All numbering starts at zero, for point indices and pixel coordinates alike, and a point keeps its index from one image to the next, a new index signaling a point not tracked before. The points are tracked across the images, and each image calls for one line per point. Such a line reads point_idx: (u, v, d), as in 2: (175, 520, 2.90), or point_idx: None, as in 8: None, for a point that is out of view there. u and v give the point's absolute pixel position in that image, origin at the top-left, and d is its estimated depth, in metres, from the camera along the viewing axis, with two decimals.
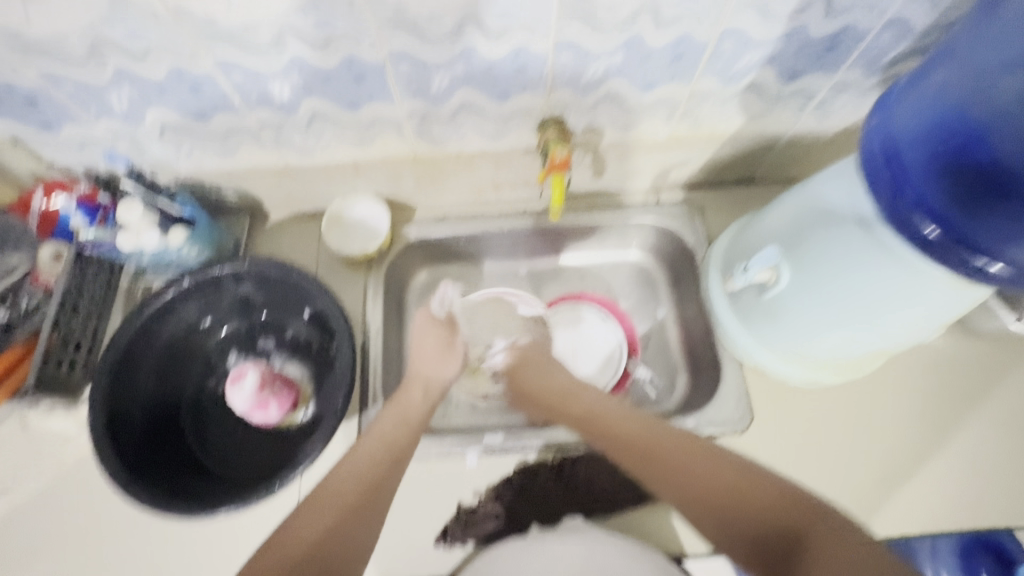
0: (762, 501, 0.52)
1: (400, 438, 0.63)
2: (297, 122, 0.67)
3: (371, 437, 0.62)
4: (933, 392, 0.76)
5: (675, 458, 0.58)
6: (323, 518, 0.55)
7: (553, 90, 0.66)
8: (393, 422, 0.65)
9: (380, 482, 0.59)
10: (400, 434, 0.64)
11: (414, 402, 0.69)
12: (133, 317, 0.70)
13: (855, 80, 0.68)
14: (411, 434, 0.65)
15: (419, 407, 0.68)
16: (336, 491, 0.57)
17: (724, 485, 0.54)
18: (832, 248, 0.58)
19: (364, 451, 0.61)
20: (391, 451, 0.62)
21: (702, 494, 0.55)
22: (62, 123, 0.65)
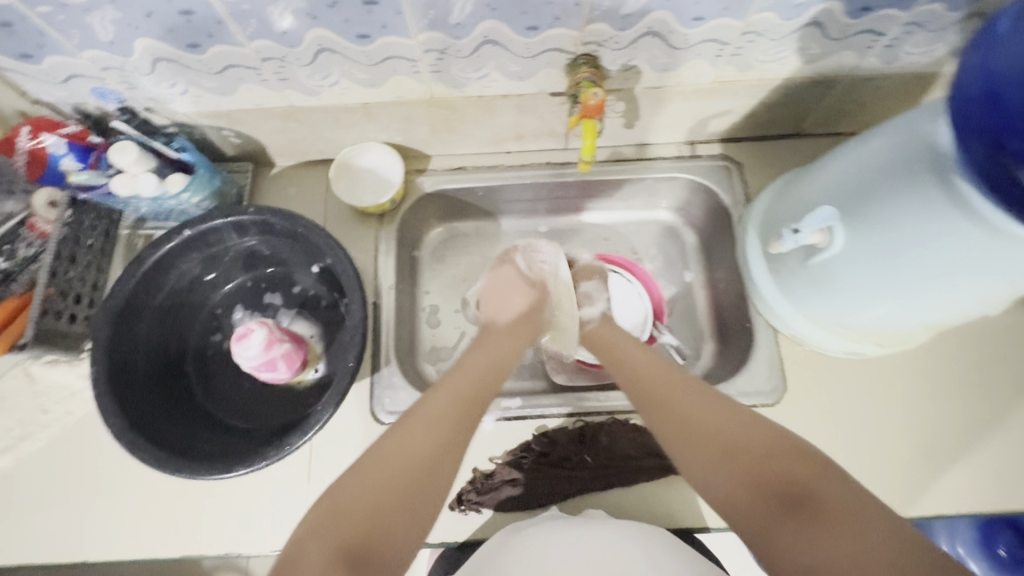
0: (771, 456, 0.46)
1: (488, 379, 0.58)
2: (300, 57, 0.60)
3: (443, 397, 0.54)
4: (981, 365, 0.72)
5: (688, 397, 0.53)
6: (416, 452, 0.49)
7: (589, 23, 0.57)
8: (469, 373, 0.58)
9: (465, 421, 0.54)
10: (470, 398, 0.55)
11: (504, 343, 0.64)
12: (134, 266, 0.65)
13: (935, 15, 0.59)
14: (497, 375, 0.60)
15: (512, 349, 0.63)
16: (423, 424, 0.51)
17: (737, 433, 0.49)
18: (901, 207, 0.52)
19: (432, 411, 0.53)
20: (479, 391, 0.57)
21: (709, 436, 0.49)
22: (45, 53, 0.57)
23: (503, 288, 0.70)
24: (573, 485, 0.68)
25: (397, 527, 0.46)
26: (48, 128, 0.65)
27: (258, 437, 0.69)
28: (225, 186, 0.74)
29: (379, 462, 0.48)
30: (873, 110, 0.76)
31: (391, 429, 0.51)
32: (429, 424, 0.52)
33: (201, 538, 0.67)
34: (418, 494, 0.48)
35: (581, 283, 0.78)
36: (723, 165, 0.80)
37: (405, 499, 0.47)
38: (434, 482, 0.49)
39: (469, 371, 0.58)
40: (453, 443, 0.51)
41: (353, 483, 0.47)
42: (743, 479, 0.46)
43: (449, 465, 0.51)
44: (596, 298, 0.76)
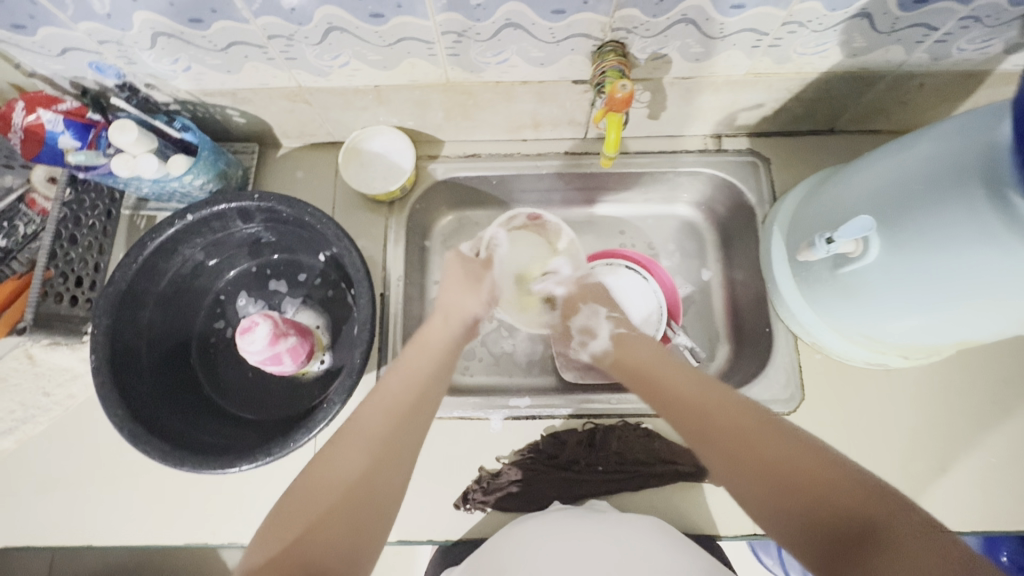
0: (833, 487, 0.42)
1: (425, 371, 0.57)
2: (309, 36, 0.56)
3: (378, 397, 0.54)
4: (1005, 379, 0.69)
5: (731, 424, 0.48)
6: (354, 462, 0.48)
7: (619, 8, 0.53)
8: (421, 363, 0.58)
9: (408, 416, 0.53)
10: (410, 394, 0.55)
11: (438, 332, 0.63)
12: (136, 250, 0.63)
13: (995, 10, 0.54)
14: (439, 364, 0.59)
15: (445, 337, 0.62)
16: (360, 430, 0.51)
17: (793, 462, 0.44)
18: (943, 220, 0.48)
19: (369, 415, 0.52)
20: (419, 385, 0.56)
21: (762, 469, 0.45)
22: (39, 25, 0.54)
23: (456, 272, 0.69)
24: (581, 486, 0.67)
25: (353, 530, 0.45)
26: (44, 103, 0.61)
27: (263, 430, 0.68)
28: (230, 168, 0.71)
29: (319, 480, 0.47)
30: (915, 108, 0.71)
31: (328, 444, 0.51)
32: (369, 431, 0.50)
33: (205, 526, 0.67)
34: (363, 497, 0.47)
35: (580, 310, 0.72)
36: (750, 161, 0.76)
37: (356, 503, 0.46)
38: (380, 479, 0.48)
39: (407, 370, 0.57)
40: (393, 441, 0.51)
41: (296, 502, 0.46)
42: (806, 516, 0.42)
43: (391, 463, 0.49)
44: (597, 327, 0.69)
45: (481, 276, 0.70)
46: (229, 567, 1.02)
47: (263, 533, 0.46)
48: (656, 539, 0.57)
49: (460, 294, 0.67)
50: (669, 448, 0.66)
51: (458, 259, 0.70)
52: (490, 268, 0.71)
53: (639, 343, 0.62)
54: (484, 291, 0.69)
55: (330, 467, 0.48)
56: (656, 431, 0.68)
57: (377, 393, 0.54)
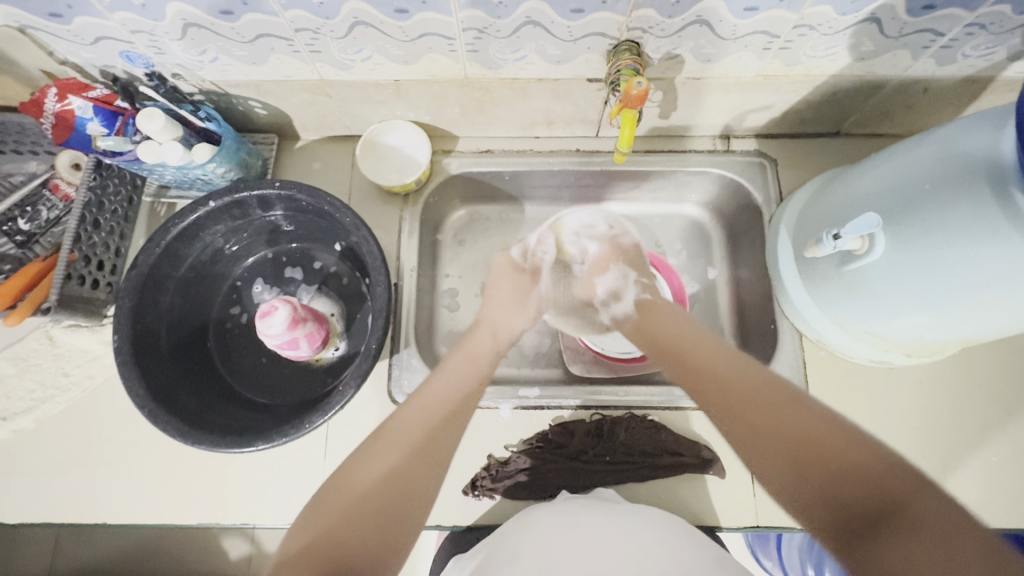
0: (861, 468, 0.43)
1: (468, 377, 0.61)
2: (335, 30, 0.58)
3: (417, 398, 0.57)
4: (1006, 379, 0.70)
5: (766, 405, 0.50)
6: (391, 456, 0.51)
7: (636, 8, 0.55)
8: (460, 368, 0.62)
9: (449, 423, 0.56)
10: (448, 400, 0.58)
11: (482, 345, 0.67)
12: (159, 235, 0.65)
13: (998, 18, 0.56)
14: (479, 373, 0.63)
15: (489, 349, 0.67)
16: (401, 432, 0.53)
17: (827, 443, 0.45)
18: (949, 217, 0.50)
19: (409, 413, 0.55)
20: (460, 391, 0.59)
21: (796, 449, 0.46)
22: (75, 14, 0.56)
23: (505, 285, 0.75)
24: (589, 475, 0.68)
25: (386, 527, 0.47)
26: (75, 90, 0.63)
27: (276, 414, 0.69)
28: (251, 157, 0.73)
29: (360, 471, 0.50)
30: (920, 113, 0.73)
31: (366, 440, 0.53)
32: (404, 429, 0.53)
33: (219, 508, 0.68)
34: (400, 497, 0.49)
35: (599, 280, 0.77)
36: (757, 162, 0.78)
37: (392, 502, 0.49)
38: (417, 480, 0.51)
39: (450, 376, 0.60)
40: (429, 447, 0.53)
41: (333, 493, 0.48)
42: (825, 495, 0.44)
43: (429, 466, 0.52)
44: (624, 292, 0.75)
45: (528, 288, 0.76)
46: (230, 558, 1.03)
47: (300, 521, 0.47)
48: (661, 522, 0.59)
49: (506, 312, 0.73)
50: (674, 440, 0.68)
51: (508, 270, 0.77)
52: (541, 284, 0.78)
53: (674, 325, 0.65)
54: (535, 308, 0.76)
55: (370, 464, 0.50)
56: (662, 423, 0.69)
57: (418, 395, 0.57)
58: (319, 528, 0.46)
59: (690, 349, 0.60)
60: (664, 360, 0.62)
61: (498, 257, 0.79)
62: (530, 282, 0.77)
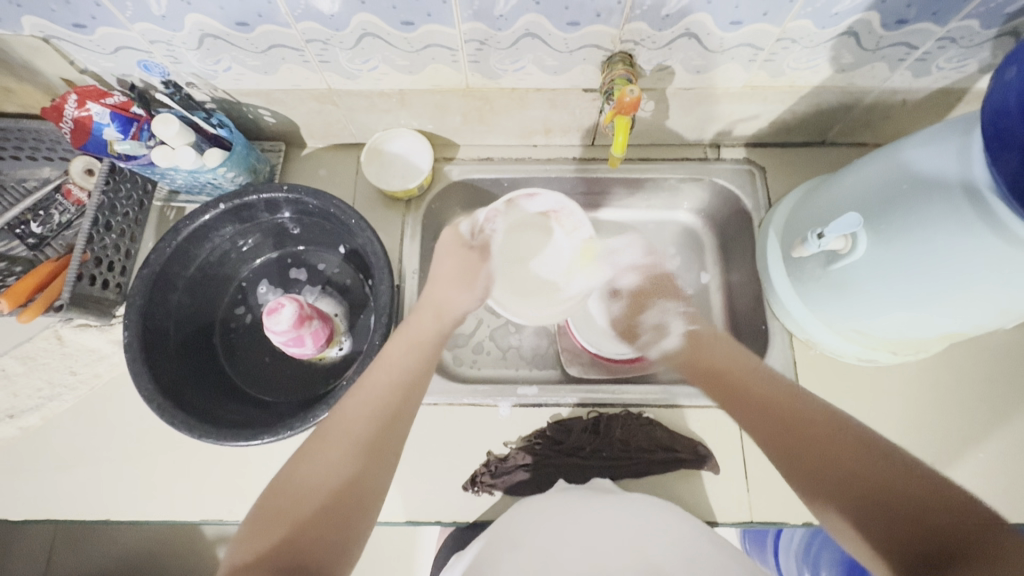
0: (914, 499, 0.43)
1: (413, 362, 0.60)
2: (344, 41, 0.61)
3: (363, 393, 0.56)
4: (991, 378, 0.73)
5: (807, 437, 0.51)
6: (340, 464, 0.51)
7: (628, 22, 0.59)
8: (404, 354, 0.61)
9: (393, 412, 0.56)
10: (392, 391, 0.57)
11: (425, 327, 0.65)
12: (170, 236, 0.67)
13: (967, 33, 0.60)
14: (425, 359, 0.62)
15: (433, 332, 0.65)
16: (346, 433, 0.53)
17: (870, 473, 0.46)
18: (924, 214, 0.53)
19: (354, 411, 0.55)
20: (402, 379, 0.58)
21: (851, 474, 0.46)
22: (98, 24, 0.59)
23: (449, 265, 0.71)
24: (586, 470, 0.70)
25: (337, 527, 0.48)
26: (94, 97, 0.66)
27: (279, 411, 0.70)
28: (259, 163, 0.76)
29: (308, 481, 0.50)
30: (899, 122, 0.77)
31: (309, 443, 0.53)
32: (352, 430, 0.53)
33: (222, 504, 0.69)
34: (345, 499, 0.50)
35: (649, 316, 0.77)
36: (747, 169, 0.81)
37: (341, 510, 0.49)
38: (365, 479, 0.51)
39: (393, 365, 0.59)
40: (377, 447, 0.53)
41: (279, 502, 0.49)
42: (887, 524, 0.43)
43: (376, 464, 0.52)
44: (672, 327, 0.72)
45: (478, 267, 0.73)
46: None
47: (246, 530, 0.48)
48: (659, 511, 0.61)
49: (449, 290, 0.69)
50: (670, 437, 0.69)
51: (454, 248, 0.73)
52: (487, 260, 0.74)
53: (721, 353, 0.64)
54: (477, 291, 0.71)
55: (316, 467, 0.51)
56: (658, 421, 0.71)
57: (360, 389, 0.57)
58: (264, 537, 0.47)
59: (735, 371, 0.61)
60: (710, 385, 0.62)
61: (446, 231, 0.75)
62: (480, 260, 0.73)
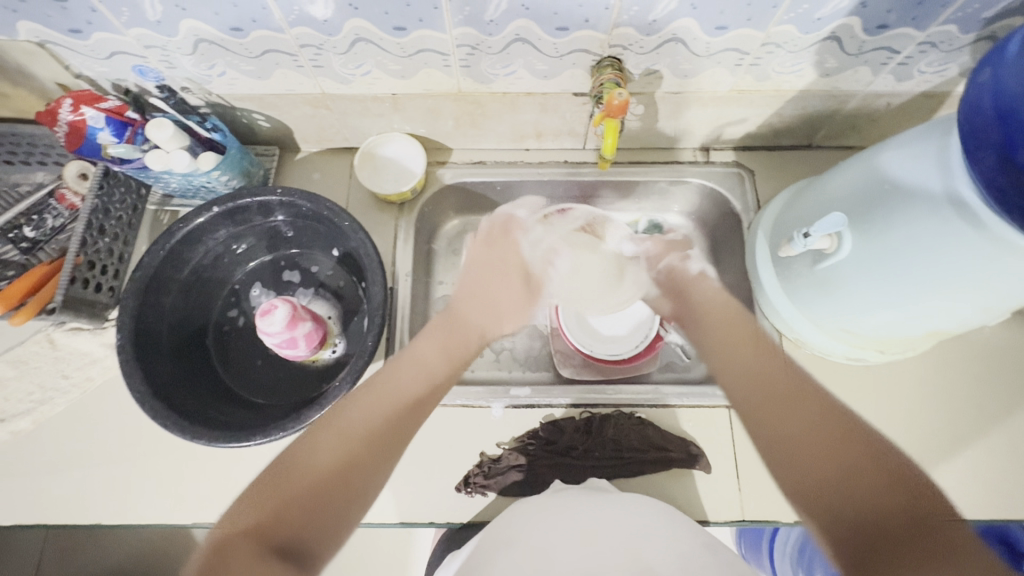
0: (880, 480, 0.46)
1: (441, 367, 0.64)
2: (337, 45, 0.62)
3: (387, 384, 0.59)
4: (978, 377, 0.73)
5: (792, 416, 0.53)
6: (352, 445, 0.53)
7: (616, 27, 0.60)
8: (436, 357, 0.65)
9: (411, 411, 0.59)
10: (415, 391, 0.60)
11: (460, 337, 0.69)
12: (164, 238, 0.67)
13: (946, 38, 0.61)
14: (451, 365, 0.65)
15: (471, 342, 0.70)
16: (364, 417, 0.55)
17: (841, 450, 0.49)
18: (907, 213, 0.54)
19: (377, 399, 0.58)
20: (429, 381, 0.62)
21: (822, 450, 0.50)
22: (93, 30, 0.60)
23: (501, 276, 0.76)
24: (578, 470, 0.70)
25: (332, 509, 0.49)
26: (89, 101, 0.66)
27: (272, 414, 0.70)
28: (253, 167, 0.76)
29: (320, 455, 0.52)
30: (884, 126, 0.78)
31: (331, 418, 0.55)
32: (371, 416, 0.56)
33: (214, 507, 0.69)
34: (341, 485, 0.51)
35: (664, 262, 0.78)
36: (735, 172, 0.82)
37: (340, 490, 0.51)
38: (363, 470, 0.52)
39: (422, 364, 0.63)
40: (388, 438, 0.55)
41: (288, 470, 0.50)
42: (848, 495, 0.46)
43: (386, 454, 0.54)
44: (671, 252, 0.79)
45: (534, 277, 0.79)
46: None
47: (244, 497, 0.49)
48: (651, 508, 0.61)
49: (501, 302, 0.75)
50: (661, 436, 0.70)
51: (511, 259, 0.77)
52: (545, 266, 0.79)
53: (716, 329, 0.66)
54: (529, 293, 0.78)
55: (328, 442, 0.53)
56: (650, 420, 0.72)
57: (388, 383, 0.60)
58: (254, 508, 0.48)
59: (720, 338, 0.65)
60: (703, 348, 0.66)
61: (507, 239, 0.78)
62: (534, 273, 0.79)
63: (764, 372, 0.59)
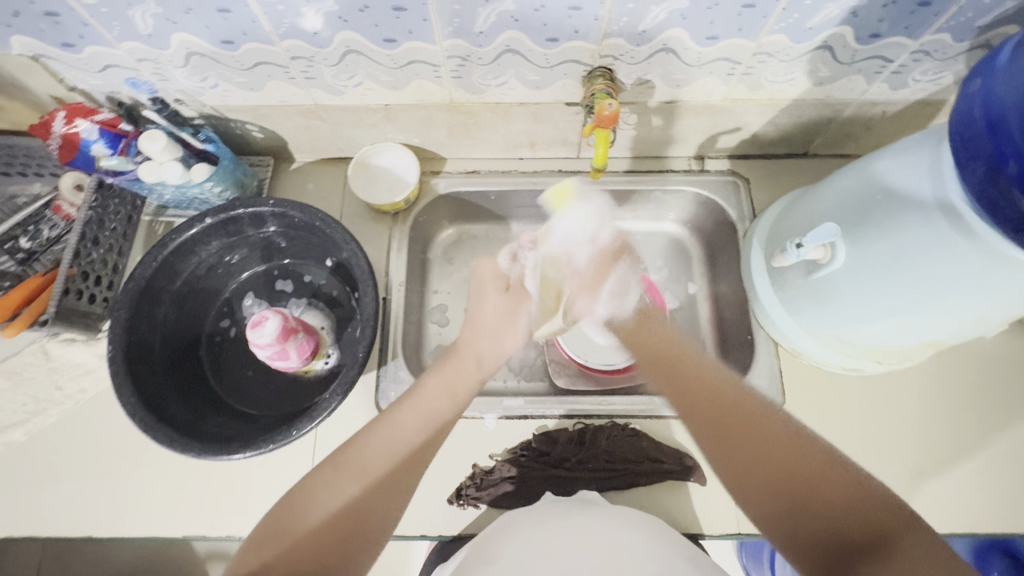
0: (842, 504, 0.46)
1: (446, 404, 0.60)
2: (328, 57, 0.63)
3: (384, 420, 0.57)
4: (978, 386, 0.73)
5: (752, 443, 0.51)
6: (347, 489, 0.51)
7: (606, 37, 0.60)
8: (438, 390, 0.60)
9: (413, 455, 0.56)
10: (415, 425, 0.57)
11: (466, 377, 0.63)
12: (156, 249, 0.68)
13: (939, 46, 0.61)
14: (453, 402, 0.61)
15: (474, 381, 0.64)
16: (362, 460, 0.53)
17: (801, 475, 0.48)
18: (899, 223, 0.53)
19: (373, 440, 0.55)
20: (433, 418, 0.58)
21: (783, 482, 0.48)
22: (86, 44, 0.60)
23: (497, 308, 0.70)
24: (571, 482, 0.69)
25: (331, 555, 0.48)
26: (82, 114, 0.67)
27: (264, 425, 0.70)
28: (246, 178, 0.76)
29: (312, 505, 0.50)
30: (880, 134, 0.78)
31: (325, 465, 0.53)
32: (370, 457, 0.54)
33: (204, 519, 0.69)
34: (346, 530, 0.50)
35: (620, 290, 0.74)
36: (731, 181, 0.81)
37: (337, 537, 0.49)
38: (373, 512, 0.51)
39: (423, 401, 0.59)
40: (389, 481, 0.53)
41: (284, 520, 0.49)
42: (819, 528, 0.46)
43: (385, 495, 0.52)
44: (626, 298, 0.74)
45: (517, 305, 0.71)
46: None
47: (250, 542, 0.48)
48: (644, 522, 0.60)
49: (499, 338, 0.69)
50: (655, 447, 0.69)
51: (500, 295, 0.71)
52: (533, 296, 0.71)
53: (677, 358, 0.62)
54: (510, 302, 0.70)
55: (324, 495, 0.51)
56: (644, 431, 0.71)
57: (388, 422, 0.56)
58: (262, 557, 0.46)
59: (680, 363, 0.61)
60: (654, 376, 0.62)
61: (484, 260, 0.72)
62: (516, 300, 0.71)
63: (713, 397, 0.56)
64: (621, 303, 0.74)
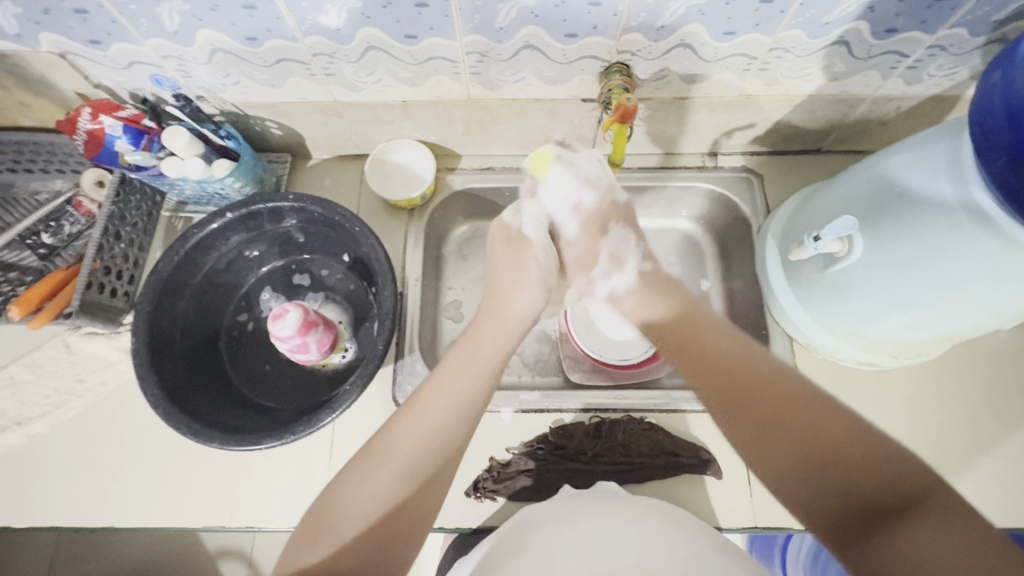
0: (873, 467, 0.44)
1: (471, 384, 0.55)
2: (349, 54, 0.64)
3: (411, 407, 0.53)
4: (994, 381, 0.73)
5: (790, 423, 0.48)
6: (382, 483, 0.48)
7: (625, 33, 0.60)
8: (463, 372, 0.56)
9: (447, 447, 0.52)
10: (442, 411, 0.53)
11: (486, 351, 0.60)
12: (179, 244, 0.69)
13: (956, 41, 0.61)
14: (481, 384, 0.56)
15: (497, 352, 0.60)
16: (393, 454, 0.50)
17: (832, 443, 0.46)
18: (918, 216, 0.53)
19: (400, 432, 0.51)
20: (458, 404, 0.54)
21: (815, 456, 0.46)
22: (112, 40, 0.61)
23: (502, 258, 0.71)
24: (588, 475, 0.70)
25: (378, 549, 0.46)
26: (108, 110, 0.68)
27: (282, 418, 0.71)
28: (265, 174, 0.77)
29: (346, 504, 0.47)
30: (893, 130, 0.78)
31: (355, 459, 0.51)
32: (400, 451, 0.50)
33: (224, 510, 0.69)
34: (388, 525, 0.47)
35: (603, 244, 0.72)
36: (745, 177, 0.82)
37: (380, 536, 0.47)
38: (413, 508, 0.49)
39: (448, 385, 0.55)
40: (424, 471, 0.50)
41: (322, 518, 0.47)
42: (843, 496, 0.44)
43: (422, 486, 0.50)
44: (627, 259, 0.72)
45: (524, 259, 0.70)
46: None
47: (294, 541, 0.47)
48: (667, 518, 0.59)
49: (512, 291, 0.68)
50: (671, 441, 0.69)
51: (504, 246, 0.72)
52: (535, 243, 0.72)
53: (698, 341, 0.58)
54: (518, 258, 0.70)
55: (359, 490, 0.48)
56: (660, 425, 0.71)
57: (410, 413, 0.53)
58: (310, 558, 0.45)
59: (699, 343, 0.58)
60: (670, 355, 0.61)
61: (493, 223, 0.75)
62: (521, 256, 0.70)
63: (737, 374, 0.54)
64: (620, 271, 0.71)
